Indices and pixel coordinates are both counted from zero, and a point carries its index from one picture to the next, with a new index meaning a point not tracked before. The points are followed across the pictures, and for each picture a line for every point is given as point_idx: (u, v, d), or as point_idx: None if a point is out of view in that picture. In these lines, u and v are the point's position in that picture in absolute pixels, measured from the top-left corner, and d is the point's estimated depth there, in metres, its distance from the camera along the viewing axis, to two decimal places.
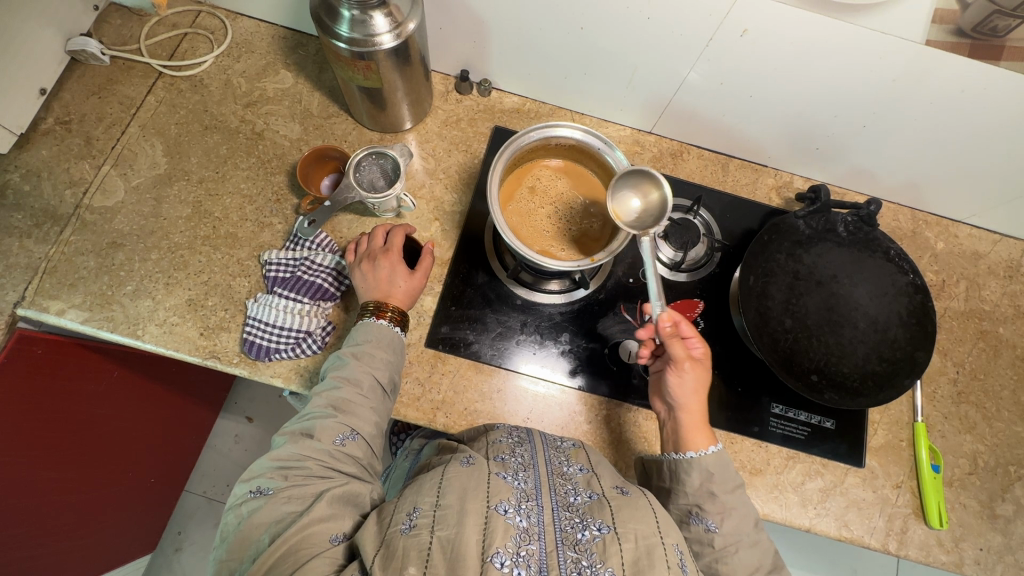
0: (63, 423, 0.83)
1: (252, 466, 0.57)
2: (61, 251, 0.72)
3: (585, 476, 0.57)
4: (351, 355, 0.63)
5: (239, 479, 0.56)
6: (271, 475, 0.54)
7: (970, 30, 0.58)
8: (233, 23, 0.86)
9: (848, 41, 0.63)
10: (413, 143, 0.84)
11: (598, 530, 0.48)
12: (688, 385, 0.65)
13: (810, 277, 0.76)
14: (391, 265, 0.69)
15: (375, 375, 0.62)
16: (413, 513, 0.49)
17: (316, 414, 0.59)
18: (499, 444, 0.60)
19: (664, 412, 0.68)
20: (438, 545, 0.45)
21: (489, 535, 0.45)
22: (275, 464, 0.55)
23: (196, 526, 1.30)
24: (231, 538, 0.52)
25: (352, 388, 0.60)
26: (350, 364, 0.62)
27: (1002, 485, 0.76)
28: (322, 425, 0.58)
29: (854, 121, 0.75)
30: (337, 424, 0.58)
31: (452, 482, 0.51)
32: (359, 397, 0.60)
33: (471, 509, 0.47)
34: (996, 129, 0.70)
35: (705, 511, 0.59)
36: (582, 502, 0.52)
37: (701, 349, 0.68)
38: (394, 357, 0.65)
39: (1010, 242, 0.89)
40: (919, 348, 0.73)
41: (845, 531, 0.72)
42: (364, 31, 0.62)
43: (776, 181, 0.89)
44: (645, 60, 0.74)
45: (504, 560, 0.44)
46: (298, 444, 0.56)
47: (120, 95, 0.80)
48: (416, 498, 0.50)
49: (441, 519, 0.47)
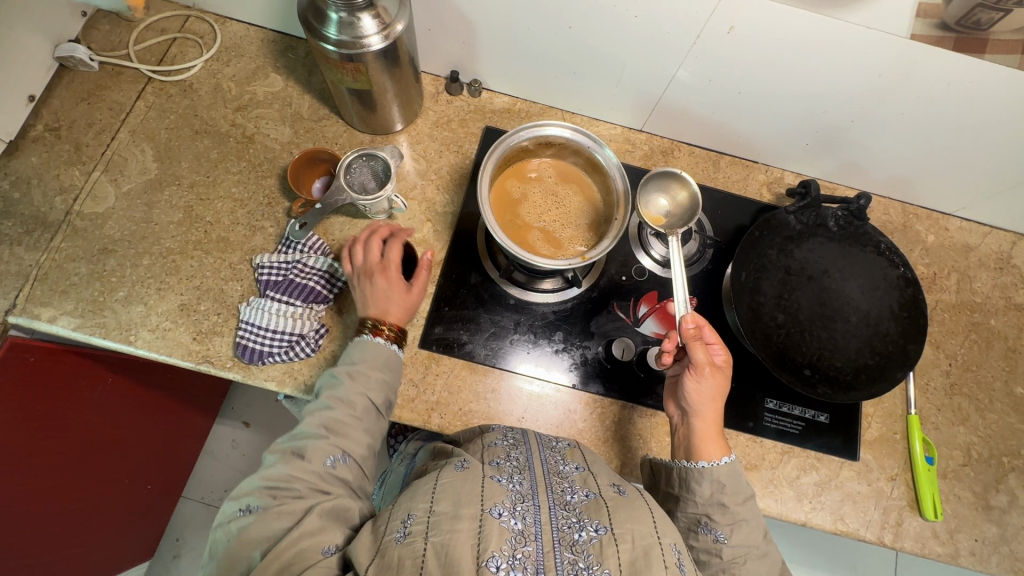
0: (58, 431, 0.83)
1: (242, 483, 0.57)
2: (52, 258, 0.72)
3: (581, 474, 0.57)
4: (346, 373, 0.63)
5: (229, 496, 0.56)
6: (262, 491, 0.54)
7: (954, 24, 0.59)
8: (223, 28, 0.86)
9: (835, 36, 0.63)
10: (404, 145, 0.84)
11: (594, 531, 0.48)
12: (706, 392, 0.66)
13: (801, 272, 0.76)
14: (388, 283, 0.68)
15: (369, 396, 0.62)
16: (407, 520, 0.49)
17: (309, 432, 0.59)
18: (495, 447, 0.60)
19: (678, 418, 0.68)
20: (432, 551, 0.45)
21: (483, 540, 0.45)
22: (266, 479, 0.55)
23: (194, 531, 1.30)
24: (221, 552, 0.52)
25: (347, 410, 0.60)
26: (344, 383, 0.62)
27: (996, 476, 0.77)
28: (315, 445, 0.57)
29: (842, 116, 0.76)
30: (330, 446, 0.58)
31: (446, 487, 0.51)
32: (351, 418, 0.60)
33: (463, 515, 0.47)
34: (983, 122, 0.71)
35: (715, 522, 0.60)
36: (578, 500, 0.52)
37: (722, 356, 0.69)
38: (388, 377, 0.65)
39: (1000, 234, 0.90)
40: (911, 341, 0.73)
41: (840, 525, 0.72)
42: (352, 33, 0.62)
43: (767, 177, 0.89)
44: (634, 58, 0.74)
45: (500, 564, 0.44)
46: (292, 464, 0.56)
47: (110, 101, 0.80)
48: (410, 505, 0.50)
49: (435, 525, 0.47)
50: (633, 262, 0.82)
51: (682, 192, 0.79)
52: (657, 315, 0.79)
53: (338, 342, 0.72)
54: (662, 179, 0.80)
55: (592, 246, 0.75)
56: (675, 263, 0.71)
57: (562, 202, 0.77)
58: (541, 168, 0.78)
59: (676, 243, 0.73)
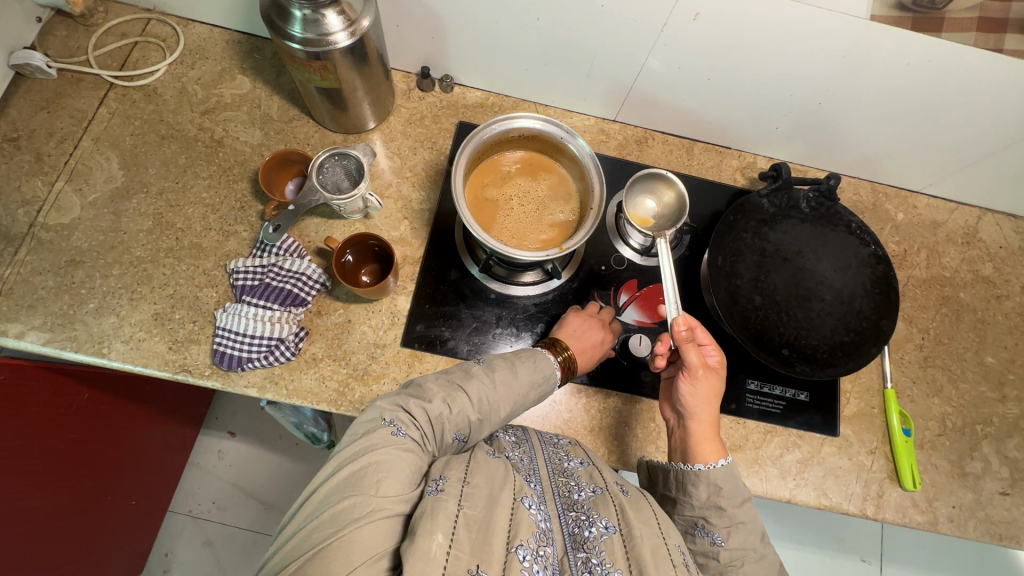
0: (34, 450, 0.81)
1: (385, 396, 0.57)
2: (18, 272, 0.70)
3: (586, 470, 0.58)
4: (517, 372, 0.63)
5: (376, 402, 0.56)
6: (400, 414, 0.55)
7: (911, 4, 0.60)
8: (185, 30, 0.84)
9: (798, 20, 0.64)
10: (377, 143, 0.83)
11: (604, 528, 0.49)
12: (701, 393, 0.65)
13: (776, 254, 0.77)
14: (603, 338, 0.73)
15: (516, 406, 0.61)
16: (440, 480, 0.49)
17: (463, 392, 0.59)
18: (499, 441, 0.61)
19: (675, 420, 0.69)
20: (464, 520, 0.45)
21: (514, 527, 0.46)
22: (410, 404, 0.56)
23: (183, 546, 1.27)
24: (345, 457, 0.50)
25: (499, 406, 0.60)
26: (511, 382, 0.62)
27: (971, 444, 0.79)
28: (462, 412, 0.57)
29: (810, 99, 0.77)
30: (468, 423, 0.58)
31: (477, 465, 0.52)
32: (494, 414, 0.60)
33: (500, 496, 0.48)
34: (945, 99, 0.72)
35: (712, 525, 0.59)
36: (586, 498, 0.53)
37: (716, 357, 0.69)
38: (535, 398, 0.64)
39: (966, 210, 0.92)
40: (884, 317, 0.75)
41: (824, 500, 0.74)
42: (317, 31, 0.61)
43: (740, 162, 0.90)
44: (603, 48, 0.74)
45: (527, 554, 0.44)
46: (436, 407, 0.56)
47: (71, 108, 0.78)
48: (444, 469, 0.51)
49: (469, 496, 0.47)
50: (613, 252, 0.82)
51: (668, 192, 0.82)
52: (638, 303, 0.80)
53: (319, 344, 0.72)
54: (649, 181, 0.83)
55: (571, 235, 0.75)
56: (664, 267, 0.72)
57: (547, 207, 0.77)
58: (515, 161, 0.78)
59: (665, 246, 0.74)
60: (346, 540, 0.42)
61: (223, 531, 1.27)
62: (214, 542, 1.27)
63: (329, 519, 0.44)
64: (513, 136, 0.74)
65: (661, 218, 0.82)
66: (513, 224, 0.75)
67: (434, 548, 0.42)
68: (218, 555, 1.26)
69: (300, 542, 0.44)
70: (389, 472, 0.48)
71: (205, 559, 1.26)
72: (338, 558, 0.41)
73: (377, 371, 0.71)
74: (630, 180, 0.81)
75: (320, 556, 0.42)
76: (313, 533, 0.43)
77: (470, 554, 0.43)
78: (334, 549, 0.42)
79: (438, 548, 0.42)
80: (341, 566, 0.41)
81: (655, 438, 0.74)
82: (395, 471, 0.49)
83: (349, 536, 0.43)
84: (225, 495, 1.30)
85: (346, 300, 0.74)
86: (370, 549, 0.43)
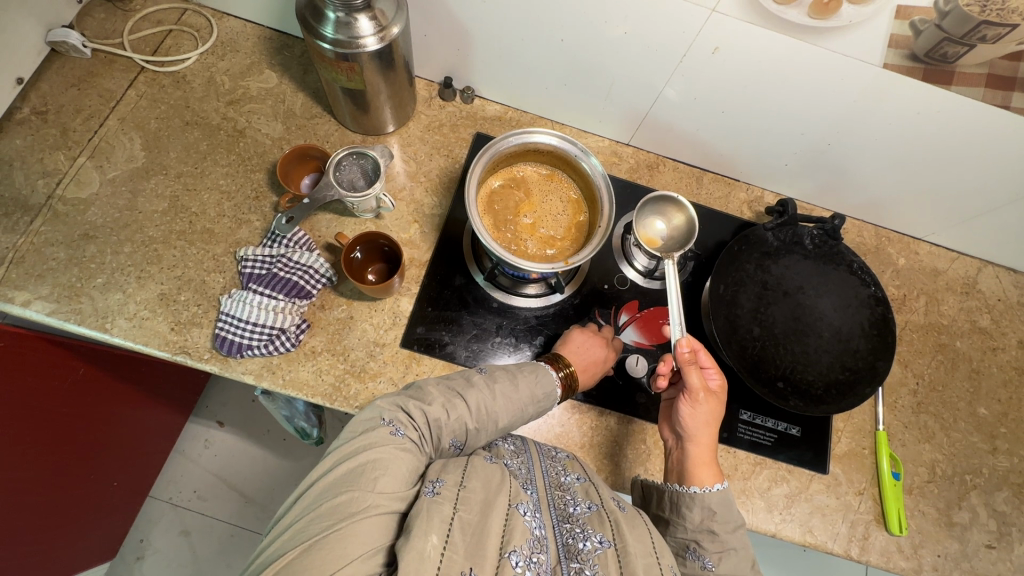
0: (25, 420, 0.81)
1: (387, 395, 0.58)
2: (31, 241, 0.71)
3: (583, 486, 0.57)
4: (517, 383, 0.63)
5: (376, 402, 0.57)
6: (400, 414, 0.55)
7: (924, 55, 0.61)
8: (219, 23, 0.86)
9: (813, 61, 0.66)
10: (395, 146, 0.85)
11: (599, 542, 0.49)
12: (700, 416, 0.66)
13: (777, 287, 0.78)
14: (607, 354, 0.74)
15: (513, 416, 0.62)
16: (436, 482, 0.49)
17: (462, 400, 0.59)
18: (498, 447, 0.61)
19: (672, 442, 0.69)
20: (459, 523, 0.45)
21: (508, 533, 0.46)
22: (410, 406, 0.57)
23: (161, 533, 1.26)
24: (342, 454, 0.50)
25: (498, 417, 0.60)
26: (512, 392, 0.62)
27: (959, 494, 0.79)
28: (460, 419, 0.58)
29: (820, 139, 0.79)
30: (466, 430, 0.58)
31: (475, 469, 0.52)
32: (490, 422, 0.60)
33: (495, 501, 0.48)
34: (954, 147, 0.73)
35: (703, 548, 0.58)
36: (581, 512, 0.53)
37: (717, 381, 0.69)
38: (533, 409, 0.64)
39: (967, 260, 0.93)
40: (880, 358, 0.75)
41: (809, 537, 0.73)
42: (349, 33, 0.63)
43: (748, 195, 0.92)
44: (624, 74, 0.77)
45: (520, 560, 0.44)
46: (436, 411, 0.57)
47: (100, 88, 0.80)
48: (442, 470, 0.52)
49: (465, 500, 0.47)
50: (617, 272, 0.83)
51: (678, 215, 0.82)
52: (638, 324, 0.81)
53: (319, 337, 0.72)
54: (658, 204, 0.83)
55: (575, 250, 0.76)
56: (669, 286, 0.73)
57: (553, 221, 0.78)
58: (528, 174, 0.80)
59: (672, 268, 0.75)
60: (344, 532, 0.43)
61: (201, 521, 1.26)
62: (192, 531, 1.26)
63: (326, 512, 0.44)
64: (538, 151, 0.76)
65: (672, 239, 0.82)
66: (524, 199, 0.78)
67: (429, 549, 0.42)
68: (194, 545, 1.25)
69: (296, 533, 0.44)
70: (386, 469, 0.49)
71: (180, 548, 1.25)
72: (334, 550, 0.41)
73: (374, 369, 0.72)
74: (639, 203, 0.81)
75: (315, 548, 0.42)
76: (310, 525, 0.44)
77: (464, 556, 0.43)
78: (331, 542, 0.42)
79: (433, 549, 0.42)
80: (336, 557, 0.41)
81: (645, 461, 0.74)
82: (393, 469, 0.49)
83: (346, 528, 0.43)
84: (206, 485, 1.29)
85: (350, 296, 0.75)
86: (365, 543, 0.43)
